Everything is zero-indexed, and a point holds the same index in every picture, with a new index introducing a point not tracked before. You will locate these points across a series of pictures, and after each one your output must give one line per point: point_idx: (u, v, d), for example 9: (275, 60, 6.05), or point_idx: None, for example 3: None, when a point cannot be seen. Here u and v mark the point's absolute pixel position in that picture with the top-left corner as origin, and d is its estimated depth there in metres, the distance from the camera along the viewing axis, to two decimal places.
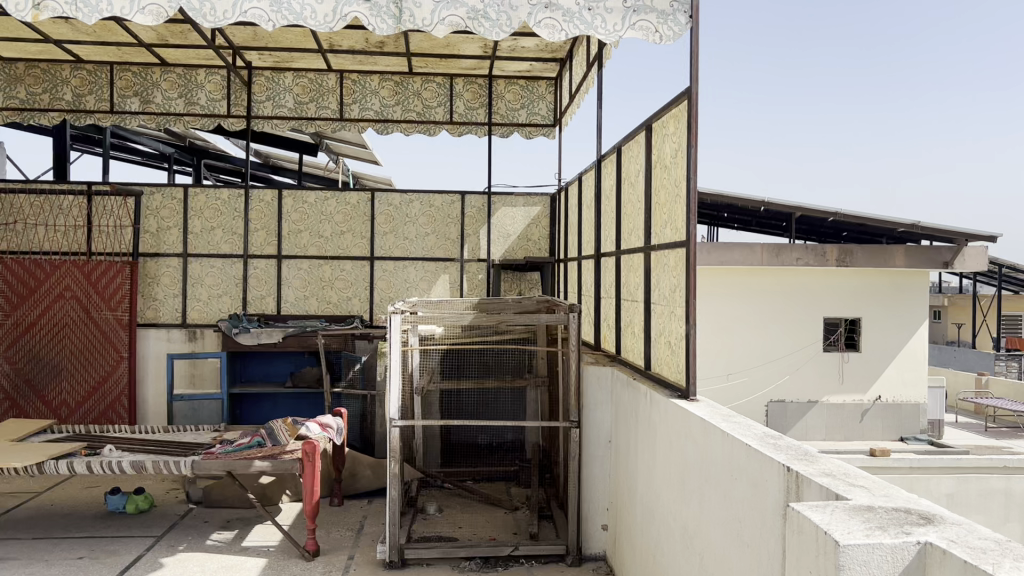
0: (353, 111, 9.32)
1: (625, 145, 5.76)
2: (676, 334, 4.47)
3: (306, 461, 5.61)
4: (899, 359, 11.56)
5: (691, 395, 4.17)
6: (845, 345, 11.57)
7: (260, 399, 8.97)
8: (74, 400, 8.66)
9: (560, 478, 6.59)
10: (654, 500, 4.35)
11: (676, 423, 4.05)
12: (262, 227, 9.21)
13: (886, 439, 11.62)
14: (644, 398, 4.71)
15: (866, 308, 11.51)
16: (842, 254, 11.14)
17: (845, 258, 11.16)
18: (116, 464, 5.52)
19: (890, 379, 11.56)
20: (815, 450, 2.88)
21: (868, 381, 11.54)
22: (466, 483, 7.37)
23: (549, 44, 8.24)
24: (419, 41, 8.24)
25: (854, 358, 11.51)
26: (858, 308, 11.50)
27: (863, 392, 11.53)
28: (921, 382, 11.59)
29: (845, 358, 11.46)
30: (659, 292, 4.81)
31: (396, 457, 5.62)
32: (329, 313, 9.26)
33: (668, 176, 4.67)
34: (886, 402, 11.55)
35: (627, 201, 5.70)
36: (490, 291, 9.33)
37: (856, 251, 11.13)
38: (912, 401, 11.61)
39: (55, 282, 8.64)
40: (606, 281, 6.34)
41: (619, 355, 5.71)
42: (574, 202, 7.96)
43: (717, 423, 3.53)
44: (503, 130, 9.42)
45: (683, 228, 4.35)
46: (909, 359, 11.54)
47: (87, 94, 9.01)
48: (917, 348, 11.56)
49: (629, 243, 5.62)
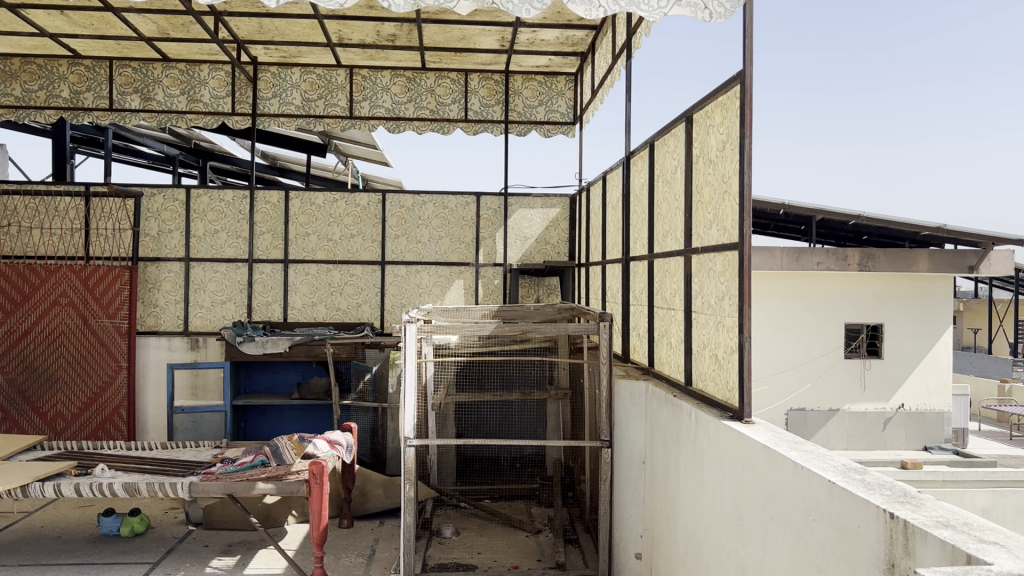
0: (363, 109, 8.88)
1: (659, 139, 5.30)
2: (725, 347, 4.01)
3: (313, 483, 5.14)
4: (921, 367, 11.04)
5: (745, 416, 3.70)
6: (867, 352, 11.06)
7: (266, 411, 8.49)
8: (70, 411, 8.24)
9: (586, 499, 6.14)
10: (702, 534, 3.88)
11: (730, 449, 3.58)
12: (268, 229, 8.78)
13: (909, 448, 11.10)
14: (687, 417, 4.24)
15: (889, 312, 10.98)
16: (864, 258, 10.57)
17: (866, 262, 10.59)
18: (107, 486, 5.10)
19: (913, 388, 11.04)
20: (919, 491, 2.40)
21: (890, 390, 11.02)
22: (483, 502, 6.87)
23: (569, 37, 7.80)
24: (434, 34, 7.82)
25: (876, 365, 10.99)
26: (882, 314, 10.96)
27: (886, 400, 11.01)
28: (946, 391, 11.08)
29: (867, 365, 10.95)
30: (704, 300, 4.36)
31: (411, 480, 5.16)
32: (338, 320, 8.82)
33: (714, 172, 4.22)
34: (910, 410, 11.02)
35: (662, 201, 5.24)
36: (507, 298, 8.88)
37: (879, 254, 10.60)
38: (937, 410, 11.08)
39: (51, 288, 8.25)
40: (636, 287, 5.88)
41: (653, 369, 5.26)
42: (597, 202, 7.50)
43: (784, 452, 3.06)
44: (520, 129, 8.97)
45: (734, 229, 3.88)
46: (933, 367, 11.02)
47: (85, 91, 8.61)
48: (941, 355, 11.04)
49: (665, 246, 5.16)
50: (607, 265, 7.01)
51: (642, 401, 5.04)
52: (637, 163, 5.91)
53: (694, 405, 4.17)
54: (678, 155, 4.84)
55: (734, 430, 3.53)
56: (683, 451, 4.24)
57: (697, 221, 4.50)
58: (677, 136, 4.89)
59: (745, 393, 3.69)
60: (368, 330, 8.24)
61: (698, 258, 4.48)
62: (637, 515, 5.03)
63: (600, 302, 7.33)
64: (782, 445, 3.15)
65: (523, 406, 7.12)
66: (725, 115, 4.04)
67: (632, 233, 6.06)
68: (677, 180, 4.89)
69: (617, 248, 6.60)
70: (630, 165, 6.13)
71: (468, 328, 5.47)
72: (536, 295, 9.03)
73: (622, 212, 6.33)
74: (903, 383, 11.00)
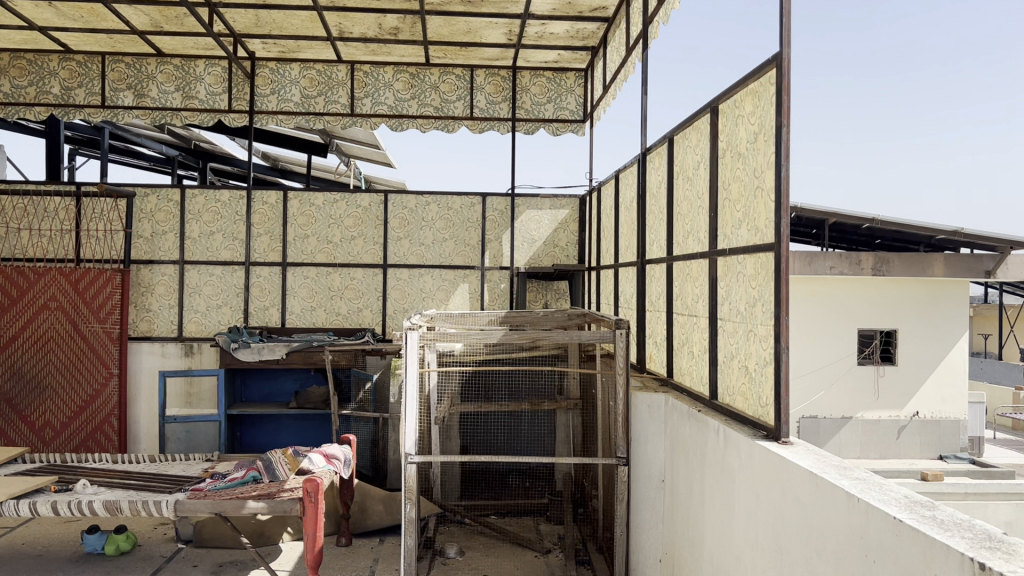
0: (365, 106, 8.53)
1: (680, 133, 4.94)
2: (756, 358, 3.68)
3: (307, 501, 4.77)
4: (937, 373, 10.65)
5: (783, 437, 3.33)
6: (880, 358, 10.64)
7: (263, 421, 8.13)
8: (59, 420, 7.90)
9: (599, 516, 5.77)
10: (733, 565, 3.52)
11: (767, 472, 3.23)
12: (266, 231, 8.44)
13: (924, 457, 10.67)
14: (714, 434, 3.87)
15: (903, 318, 10.56)
16: (878, 262, 10.19)
17: (881, 267, 10.20)
18: (86, 504, 4.76)
19: (928, 395, 10.65)
20: (1009, 536, 2.04)
21: (904, 397, 10.63)
22: (488, 518, 6.62)
23: (580, 30, 7.46)
24: (438, 27, 7.47)
25: (890, 373, 10.60)
26: (893, 319, 10.55)
27: (900, 408, 10.61)
28: (961, 398, 10.69)
29: (881, 373, 10.55)
30: (732, 306, 4.02)
31: (411, 499, 4.80)
32: (338, 325, 8.47)
33: (744, 166, 3.87)
34: (925, 417, 10.62)
35: (683, 199, 4.89)
36: (514, 303, 8.52)
37: (893, 258, 10.23)
38: (952, 418, 10.69)
39: (40, 292, 7.91)
40: (653, 292, 5.53)
41: (672, 380, 4.90)
42: (610, 203, 7.15)
43: (833, 479, 2.71)
44: (528, 127, 8.61)
45: (769, 228, 3.53)
46: (948, 373, 10.62)
47: (77, 87, 8.28)
48: (957, 362, 10.64)
49: (686, 247, 4.81)
50: (620, 269, 6.66)
51: (661, 415, 4.69)
52: (654, 159, 5.56)
53: (722, 421, 3.82)
54: (703, 150, 4.49)
55: (773, 451, 3.18)
56: (710, 472, 3.90)
57: (724, 220, 4.16)
58: (701, 130, 4.53)
59: (781, 409, 3.35)
60: (369, 336, 7.88)
61: (726, 260, 4.13)
62: (656, 537, 4.69)
63: (613, 308, 6.97)
64: (831, 472, 2.80)
65: (529, 416, 6.77)
66: (759, 102, 3.68)
67: (648, 234, 5.70)
68: (701, 176, 4.54)
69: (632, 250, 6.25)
70: (646, 163, 5.77)
71: (473, 335, 5.09)
72: (544, 300, 8.65)
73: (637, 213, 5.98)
74: (918, 391, 10.63)
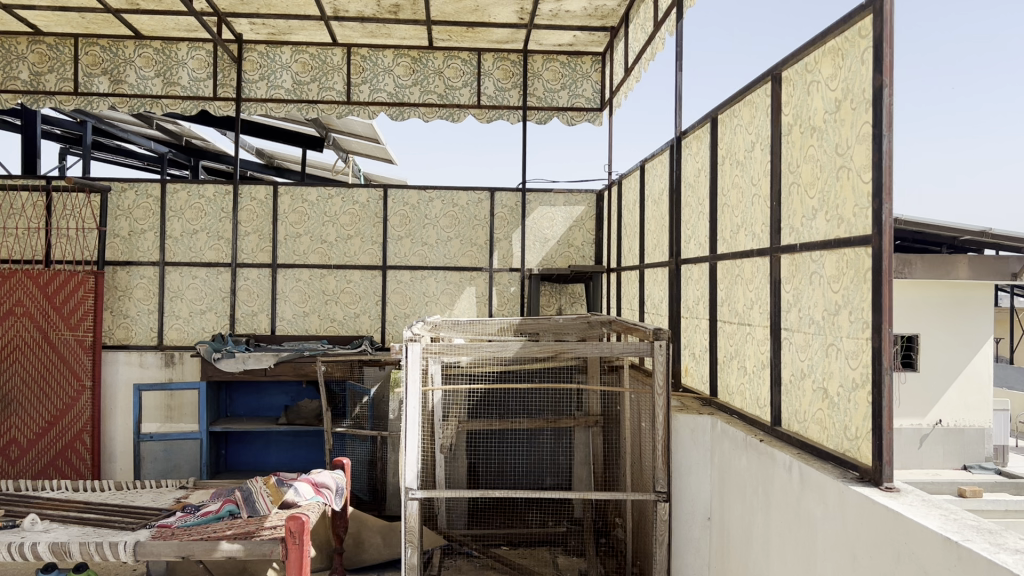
0: (362, 93, 7.81)
1: (728, 111, 4.23)
2: (840, 379, 2.98)
3: (289, 543, 4.04)
4: (960, 381, 9.35)
5: (887, 483, 2.61)
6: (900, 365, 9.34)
7: (250, 438, 7.41)
8: (26, 437, 7.19)
9: (629, 552, 5.02)
10: None
11: (870, 529, 2.51)
12: (254, 229, 7.74)
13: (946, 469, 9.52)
14: (787, 473, 3.15)
15: (925, 321, 9.24)
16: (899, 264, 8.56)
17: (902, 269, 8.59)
18: (29, 547, 4.06)
19: (951, 404, 9.36)
20: None
21: (926, 405, 9.38)
22: (498, 549, 5.80)
23: (599, 8, 6.74)
24: (443, 5, 6.76)
25: (911, 379, 9.32)
26: (917, 321, 9.24)
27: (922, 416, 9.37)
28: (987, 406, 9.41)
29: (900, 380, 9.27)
30: (803, 314, 3.32)
31: (414, 541, 4.09)
32: (333, 333, 7.77)
33: (822, 143, 3.16)
34: (948, 426, 9.40)
35: (731, 187, 4.18)
36: (525, 307, 7.80)
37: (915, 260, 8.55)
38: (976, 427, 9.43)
39: (5, 296, 7.21)
40: (692, 296, 4.82)
41: (721, 401, 4.19)
42: (634, 197, 6.44)
43: (987, 554, 1.98)
44: (540, 116, 7.91)
45: (861, 216, 2.82)
46: (974, 382, 9.30)
47: (47, 73, 7.58)
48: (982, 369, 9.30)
49: (736, 244, 4.10)
50: (648, 270, 5.95)
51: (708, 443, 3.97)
52: (693, 143, 4.86)
53: (796, 457, 3.10)
54: (761, 128, 3.77)
55: (880, 503, 2.47)
56: (779, 518, 3.18)
57: (791, 210, 3.45)
58: (759, 104, 3.82)
59: (884, 447, 2.63)
60: (367, 345, 7.16)
61: (793, 257, 3.44)
62: None
63: (637, 313, 6.26)
64: (976, 540, 2.08)
65: (546, 436, 6.01)
66: (845, 61, 2.97)
67: (684, 230, 5.00)
68: (759, 159, 3.82)
69: (662, 249, 5.54)
70: (681, 147, 5.07)
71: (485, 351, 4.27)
72: (558, 304, 7.90)
73: (669, 206, 5.27)
74: (938, 398, 9.33)
